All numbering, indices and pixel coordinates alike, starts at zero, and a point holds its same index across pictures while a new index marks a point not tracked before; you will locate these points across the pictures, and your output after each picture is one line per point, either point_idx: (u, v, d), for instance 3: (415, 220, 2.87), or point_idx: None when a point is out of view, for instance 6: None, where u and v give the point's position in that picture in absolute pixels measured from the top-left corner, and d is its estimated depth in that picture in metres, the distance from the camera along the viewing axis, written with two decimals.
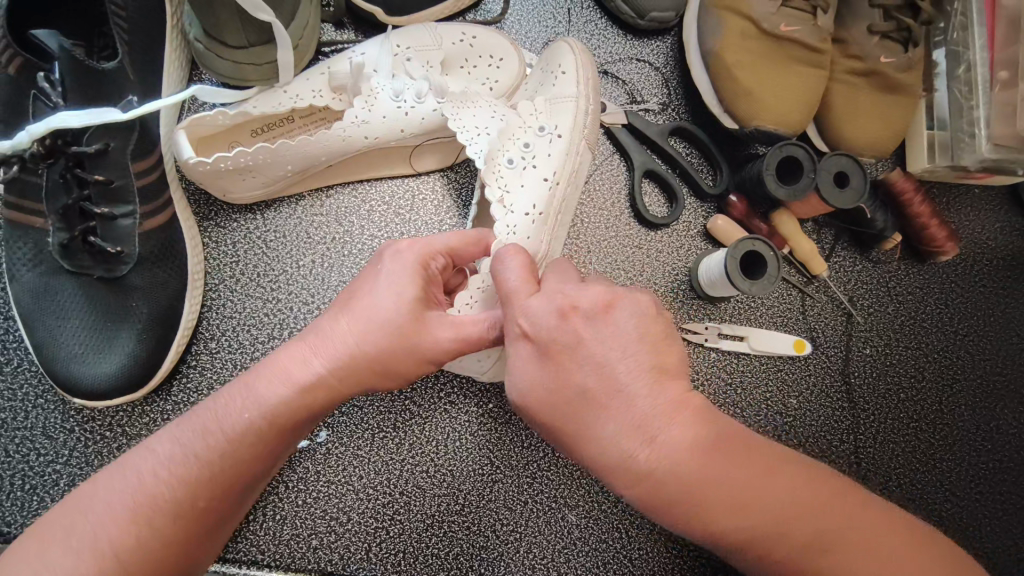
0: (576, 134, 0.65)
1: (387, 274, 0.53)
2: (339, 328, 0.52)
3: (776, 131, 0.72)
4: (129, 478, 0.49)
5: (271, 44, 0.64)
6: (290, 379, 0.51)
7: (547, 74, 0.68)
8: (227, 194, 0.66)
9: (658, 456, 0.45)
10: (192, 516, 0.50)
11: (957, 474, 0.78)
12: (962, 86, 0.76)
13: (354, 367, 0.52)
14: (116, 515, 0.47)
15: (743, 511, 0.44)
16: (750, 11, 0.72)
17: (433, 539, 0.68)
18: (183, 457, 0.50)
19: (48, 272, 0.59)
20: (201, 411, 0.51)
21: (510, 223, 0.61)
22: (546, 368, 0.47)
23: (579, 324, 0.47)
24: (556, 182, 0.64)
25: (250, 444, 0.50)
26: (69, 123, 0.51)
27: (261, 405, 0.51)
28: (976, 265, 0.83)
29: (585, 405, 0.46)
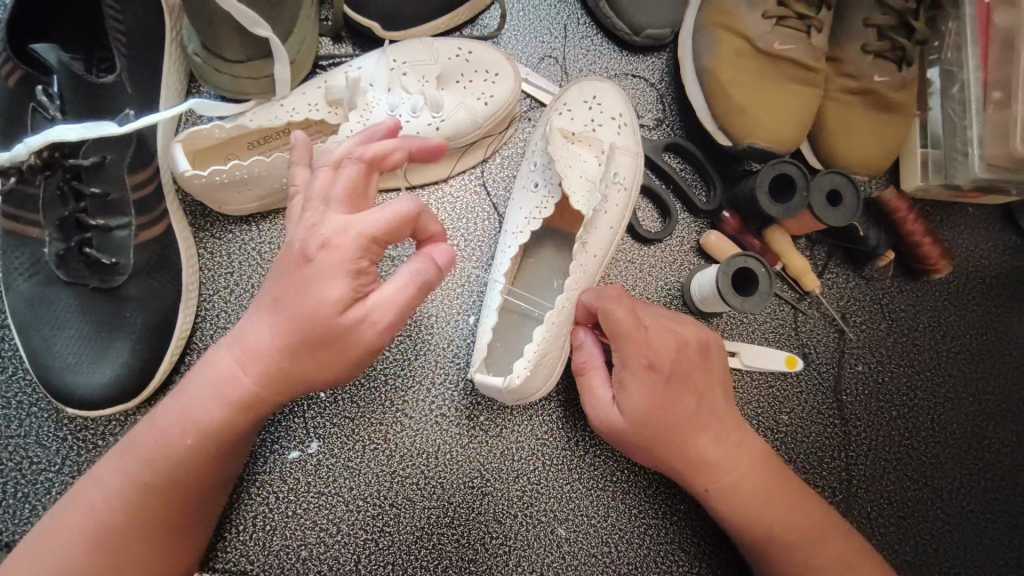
0: (636, 186, 0.69)
1: (296, 252, 0.49)
2: (248, 325, 0.52)
3: (769, 149, 0.72)
4: (85, 502, 0.51)
5: (268, 59, 0.64)
6: (217, 389, 0.51)
7: (602, 116, 0.69)
8: (223, 206, 0.66)
9: (727, 458, 0.61)
10: (150, 533, 0.52)
11: (949, 493, 0.78)
12: (955, 106, 0.76)
13: (273, 377, 0.51)
14: (75, 539, 0.50)
15: (777, 507, 0.60)
16: (744, 29, 0.73)
17: (422, 551, 0.68)
18: (129, 484, 0.51)
19: (43, 282, 0.59)
20: (144, 435, 0.52)
21: (582, 266, 0.64)
22: (669, 393, 0.60)
23: (690, 358, 0.62)
24: (617, 230, 0.68)
25: (193, 461, 0.52)
26: (66, 136, 0.52)
27: (192, 420, 0.51)
28: (969, 283, 0.83)
29: (688, 421, 0.60)
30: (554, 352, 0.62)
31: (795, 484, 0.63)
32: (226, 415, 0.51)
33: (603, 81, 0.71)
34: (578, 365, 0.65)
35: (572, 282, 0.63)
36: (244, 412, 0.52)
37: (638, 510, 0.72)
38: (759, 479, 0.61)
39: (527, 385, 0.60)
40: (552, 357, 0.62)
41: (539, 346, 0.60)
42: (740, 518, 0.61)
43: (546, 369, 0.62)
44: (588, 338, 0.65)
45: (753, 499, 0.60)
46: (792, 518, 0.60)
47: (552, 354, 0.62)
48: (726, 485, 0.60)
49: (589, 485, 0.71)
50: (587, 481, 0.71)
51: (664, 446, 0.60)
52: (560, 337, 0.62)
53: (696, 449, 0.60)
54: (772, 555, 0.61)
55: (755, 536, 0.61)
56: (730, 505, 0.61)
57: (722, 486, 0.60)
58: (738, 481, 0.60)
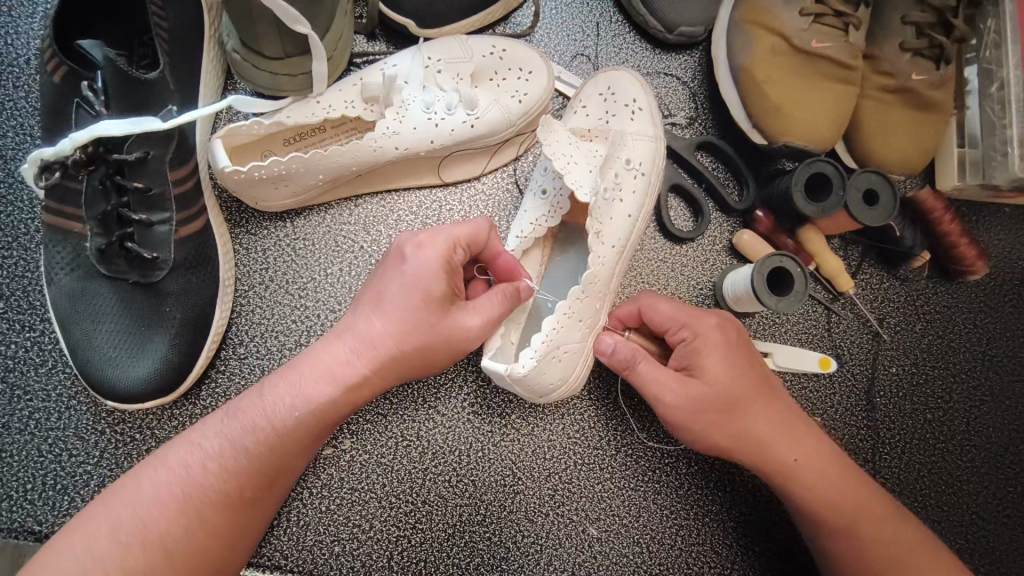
0: (655, 172, 0.67)
1: (399, 257, 0.58)
2: (361, 314, 0.57)
3: (805, 147, 0.71)
4: (176, 469, 0.53)
5: (306, 56, 0.65)
6: (333, 375, 0.55)
7: (615, 106, 0.68)
8: (259, 202, 0.67)
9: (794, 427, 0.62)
10: (241, 505, 0.54)
11: (984, 497, 0.77)
12: (994, 105, 0.75)
13: (385, 363, 0.56)
14: (165, 507, 0.51)
15: (833, 482, 0.61)
16: (780, 27, 0.72)
17: (455, 548, 0.68)
18: (230, 453, 0.53)
19: (85, 276, 0.60)
20: (248, 409, 0.55)
21: (599, 254, 0.62)
22: (731, 364, 0.60)
23: (738, 340, 0.62)
24: (637, 218, 0.66)
25: (300, 437, 0.54)
26: (111, 130, 0.53)
27: (309, 402, 0.54)
28: (1006, 286, 0.82)
29: (754, 392, 0.61)
30: (571, 343, 0.61)
31: (853, 468, 0.63)
32: (335, 394, 0.55)
33: (617, 70, 0.69)
34: (621, 364, 0.62)
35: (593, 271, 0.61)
36: (351, 394, 0.55)
37: (670, 511, 0.71)
38: (823, 456, 0.62)
39: (539, 375, 0.59)
40: (567, 349, 0.61)
41: (550, 335, 0.59)
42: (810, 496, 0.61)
43: (563, 361, 0.61)
44: (613, 341, 0.62)
45: (823, 478, 0.61)
46: (856, 487, 0.61)
47: (568, 346, 0.61)
48: (800, 463, 0.61)
49: (621, 485, 0.71)
50: (619, 481, 0.71)
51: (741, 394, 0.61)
52: (576, 328, 0.61)
53: (764, 422, 0.60)
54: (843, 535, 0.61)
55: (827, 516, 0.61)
56: (803, 482, 0.61)
57: (795, 467, 0.61)
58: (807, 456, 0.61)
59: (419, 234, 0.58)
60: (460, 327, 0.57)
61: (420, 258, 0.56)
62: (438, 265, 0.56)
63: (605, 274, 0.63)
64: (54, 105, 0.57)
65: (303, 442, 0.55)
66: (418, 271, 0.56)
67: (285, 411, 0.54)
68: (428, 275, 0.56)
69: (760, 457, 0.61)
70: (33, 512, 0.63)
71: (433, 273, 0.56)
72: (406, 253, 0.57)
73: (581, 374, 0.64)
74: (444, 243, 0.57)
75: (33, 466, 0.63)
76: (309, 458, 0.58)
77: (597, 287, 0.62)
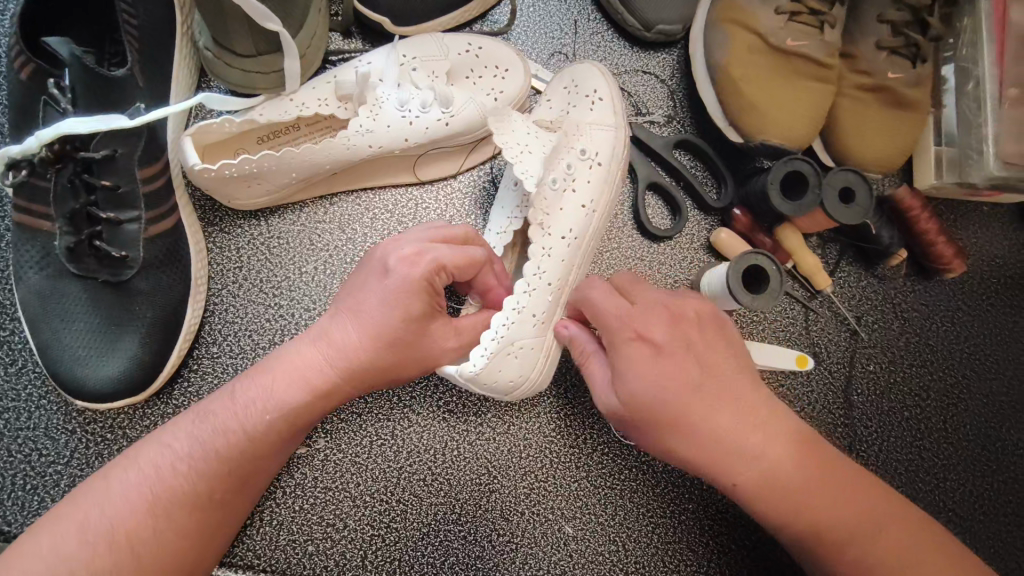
0: (616, 162, 0.65)
1: (381, 266, 0.57)
2: (336, 322, 0.57)
3: (782, 146, 0.71)
4: (144, 469, 0.52)
5: (279, 54, 0.64)
6: (307, 382, 0.55)
7: (577, 97, 0.67)
8: (232, 201, 0.66)
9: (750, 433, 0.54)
10: (211, 507, 0.54)
11: (961, 494, 0.77)
12: (970, 103, 0.75)
13: (360, 373, 0.56)
14: (133, 508, 0.51)
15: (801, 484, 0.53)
16: (756, 25, 0.72)
17: (430, 547, 0.68)
18: (199, 455, 0.53)
19: (54, 275, 0.60)
20: (218, 411, 0.55)
21: (545, 246, 0.62)
22: (669, 363, 0.54)
23: (689, 329, 0.56)
24: (594, 209, 0.64)
25: (272, 440, 0.55)
26: (76, 130, 0.52)
27: (282, 406, 0.54)
28: (983, 283, 0.82)
29: (687, 402, 0.53)
30: (527, 339, 0.61)
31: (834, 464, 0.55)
32: (307, 400, 0.55)
33: (584, 64, 0.69)
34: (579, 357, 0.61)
35: (533, 267, 0.61)
36: (320, 399, 0.56)
37: (646, 509, 0.71)
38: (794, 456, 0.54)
39: (491, 372, 0.59)
40: (523, 345, 0.61)
41: (500, 334, 0.59)
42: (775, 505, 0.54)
43: (520, 357, 0.61)
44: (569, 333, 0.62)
45: (786, 487, 0.53)
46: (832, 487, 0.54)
47: (523, 341, 0.60)
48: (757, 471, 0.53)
49: (596, 483, 0.71)
50: (594, 480, 0.71)
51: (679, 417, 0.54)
52: (529, 327, 0.61)
53: (715, 426, 0.53)
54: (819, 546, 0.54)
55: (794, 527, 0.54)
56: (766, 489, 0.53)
57: (756, 473, 0.53)
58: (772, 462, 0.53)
59: (403, 247, 0.57)
60: (436, 346, 0.58)
61: (402, 273, 0.56)
62: (421, 281, 0.56)
63: (555, 268, 0.62)
64: (23, 103, 0.57)
65: (274, 444, 0.55)
66: (399, 285, 0.55)
67: (258, 416, 0.54)
68: (410, 292, 0.55)
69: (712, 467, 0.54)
70: (3, 513, 0.62)
71: (416, 291, 0.55)
72: (388, 266, 0.57)
73: (545, 371, 0.63)
74: (431, 262, 0.56)
75: (3, 466, 0.63)
76: (281, 460, 0.59)
77: (545, 281, 0.61)
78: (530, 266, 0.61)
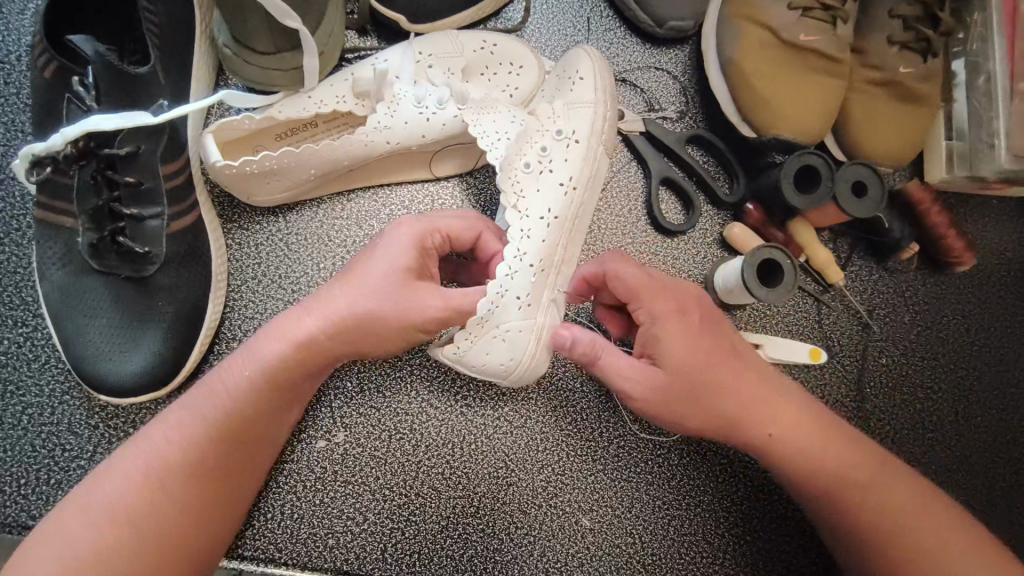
0: (594, 139, 0.65)
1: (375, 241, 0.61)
2: (321, 292, 0.59)
3: (794, 140, 0.72)
4: (144, 445, 0.55)
5: (298, 51, 0.65)
6: (286, 338, 0.57)
7: (562, 80, 0.68)
8: (251, 198, 0.67)
9: (769, 406, 0.61)
10: (204, 475, 0.55)
11: (974, 486, 0.78)
12: (981, 97, 0.75)
13: (343, 329, 0.57)
14: (131, 482, 0.53)
15: (820, 457, 0.61)
16: (768, 21, 0.73)
17: (448, 540, 0.69)
18: (192, 423, 0.55)
19: (78, 271, 0.60)
20: (211, 380, 0.57)
21: (524, 227, 0.62)
22: (697, 330, 0.59)
23: (703, 302, 0.61)
24: (572, 188, 0.64)
25: (254, 399, 0.56)
26: (101, 125, 0.53)
27: (261, 362, 0.56)
28: (994, 276, 0.82)
29: (713, 367, 0.59)
30: (513, 322, 0.61)
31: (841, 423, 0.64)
32: (285, 352, 0.57)
33: (574, 47, 0.69)
34: (585, 356, 0.61)
35: (512, 248, 0.61)
36: (300, 355, 0.57)
37: (662, 502, 0.72)
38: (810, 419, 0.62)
39: (476, 352, 0.60)
40: (510, 330, 0.60)
41: (484, 318, 0.59)
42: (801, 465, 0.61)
43: (508, 341, 0.61)
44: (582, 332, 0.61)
45: (801, 449, 0.61)
46: (846, 450, 0.62)
47: (510, 325, 0.60)
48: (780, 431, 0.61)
49: (613, 476, 0.71)
50: (610, 472, 0.71)
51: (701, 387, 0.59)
52: (514, 310, 0.60)
53: (733, 396, 0.60)
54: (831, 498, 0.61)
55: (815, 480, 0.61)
56: (789, 453, 0.61)
57: (770, 437, 0.61)
58: (790, 428, 0.61)
59: (396, 218, 0.61)
60: (424, 301, 0.57)
61: (392, 234, 0.58)
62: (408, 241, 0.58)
63: (535, 248, 0.62)
64: (46, 100, 0.58)
65: (257, 403, 0.56)
66: (386, 246, 0.58)
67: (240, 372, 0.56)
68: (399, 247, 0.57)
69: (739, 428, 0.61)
70: (27, 507, 0.63)
71: (405, 246, 0.58)
72: (382, 234, 0.60)
73: (538, 356, 0.62)
74: (419, 222, 0.59)
75: (26, 461, 0.64)
76: (270, 428, 0.59)
77: (526, 262, 0.61)
78: (510, 249, 0.61)
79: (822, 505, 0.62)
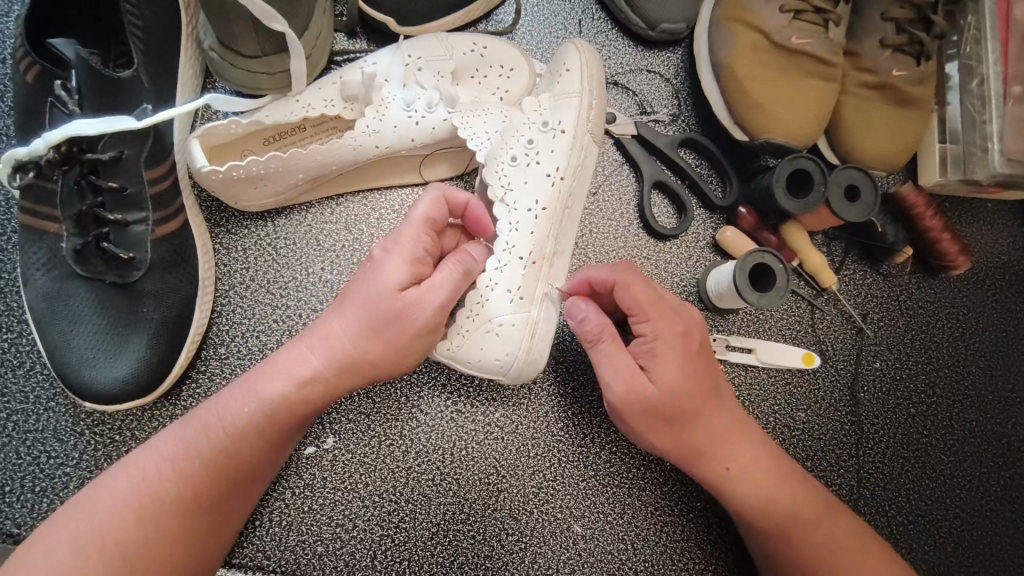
0: (581, 128, 0.65)
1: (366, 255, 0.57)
2: (323, 322, 0.56)
3: (787, 144, 0.71)
4: (135, 475, 0.52)
5: (285, 54, 0.64)
6: (292, 375, 0.54)
7: (552, 73, 0.68)
8: (238, 203, 0.66)
9: (734, 441, 0.61)
10: (198, 510, 0.53)
11: (967, 491, 0.78)
12: (975, 100, 0.75)
13: (346, 363, 0.54)
14: (120, 514, 0.51)
15: (778, 497, 0.61)
16: (761, 24, 0.72)
17: (439, 547, 0.68)
18: (186, 455, 0.53)
19: (62, 277, 0.60)
20: (207, 411, 0.55)
21: (512, 221, 0.62)
22: (691, 362, 0.59)
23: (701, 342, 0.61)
24: (560, 178, 0.64)
25: (253, 438, 0.54)
26: (83, 130, 0.52)
27: (263, 402, 0.54)
28: (988, 280, 0.82)
29: (697, 397, 0.59)
30: (504, 316, 0.61)
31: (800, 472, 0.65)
32: (291, 392, 0.54)
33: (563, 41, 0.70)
34: (590, 335, 0.60)
35: (501, 242, 0.61)
36: (305, 395, 0.55)
37: (654, 508, 0.71)
38: (770, 461, 0.63)
39: (470, 347, 0.61)
40: (503, 323, 0.61)
41: (476, 311, 0.61)
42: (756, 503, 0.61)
43: (502, 335, 0.61)
44: (587, 309, 0.60)
45: (760, 487, 0.61)
46: (803, 495, 0.62)
47: (504, 319, 0.61)
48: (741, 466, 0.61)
49: (605, 482, 0.71)
50: (602, 478, 0.71)
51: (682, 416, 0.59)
52: (505, 304, 0.61)
53: (705, 426, 0.60)
54: (778, 538, 0.61)
55: (767, 520, 0.61)
56: (743, 488, 0.61)
57: (732, 470, 0.61)
58: (751, 465, 0.62)
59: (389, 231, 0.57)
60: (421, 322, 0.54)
61: (387, 254, 0.55)
62: (403, 259, 0.55)
63: (524, 240, 0.62)
64: (28, 104, 0.57)
65: (258, 446, 0.54)
66: (382, 266, 0.55)
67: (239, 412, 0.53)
68: (393, 265, 0.55)
69: (702, 459, 0.61)
70: (11, 515, 0.62)
71: (404, 263, 0.55)
72: (375, 255, 0.56)
73: (532, 351, 0.62)
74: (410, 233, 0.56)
75: (10, 469, 0.63)
76: (267, 467, 0.57)
77: (516, 255, 0.61)
78: (499, 242, 0.61)
79: (770, 546, 0.62)
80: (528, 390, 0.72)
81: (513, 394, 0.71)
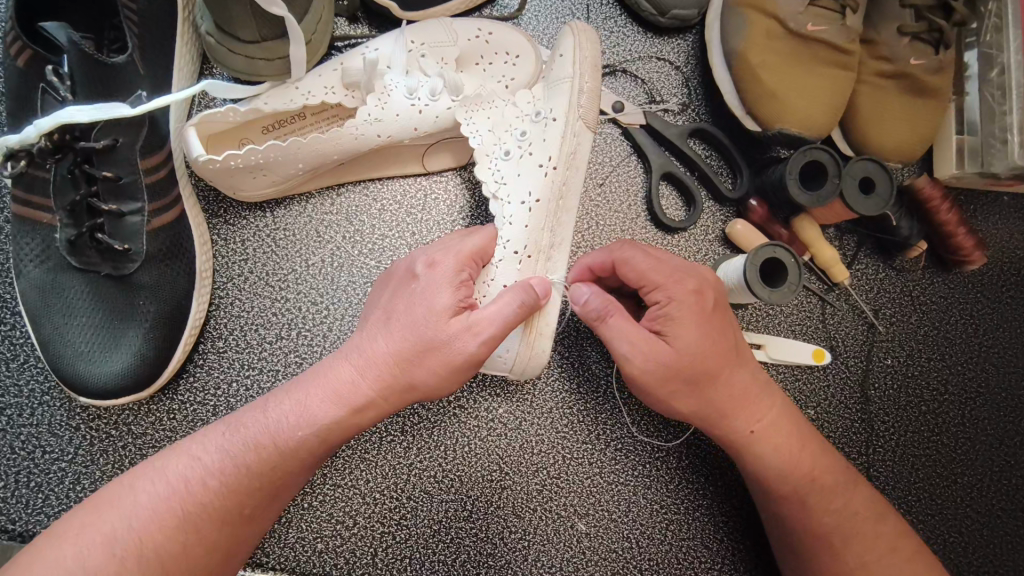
0: (572, 113, 0.62)
1: (402, 274, 0.57)
2: (367, 342, 0.54)
3: (801, 135, 0.69)
4: (174, 485, 0.50)
5: (284, 40, 0.63)
6: (339, 396, 0.53)
7: (553, 58, 0.65)
8: (237, 192, 0.65)
9: (763, 400, 0.61)
10: (239, 522, 0.52)
11: (979, 490, 0.76)
12: (994, 91, 0.73)
13: (394, 388, 0.53)
14: (158, 524, 0.49)
15: (807, 460, 0.61)
16: (775, 11, 0.70)
17: (441, 545, 0.67)
18: (230, 467, 0.52)
19: (55, 268, 0.58)
20: (251, 420, 0.53)
21: (505, 215, 0.60)
22: (721, 323, 0.58)
23: (725, 304, 0.60)
24: (553, 168, 0.61)
25: (303, 457, 0.53)
26: (76, 118, 0.50)
27: (315, 422, 0.52)
28: (1004, 275, 0.80)
29: (728, 359, 0.58)
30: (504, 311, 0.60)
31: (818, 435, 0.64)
32: (341, 412, 0.53)
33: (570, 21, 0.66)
34: (594, 316, 0.58)
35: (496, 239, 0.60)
36: (354, 416, 0.53)
37: (660, 506, 0.70)
38: (793, 426, 0.62)
39: None
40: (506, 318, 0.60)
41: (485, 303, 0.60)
42: (772, 468, 0.61)
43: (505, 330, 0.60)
44: (590, 290, 0.58)
45: (783, 446, 0.61)
46: (817, 458, 0.61)
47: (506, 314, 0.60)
48: (764, 427, 0.60)
49: (610, 479, 0.70)
50: (608, 475, 0.70)
51: (710, 381, 0.58)
52: None
53: (733, 386, 0.59)
54: (801, 509, 0.60)
55: (787, 482, 0.60)
56: (766, 450, 0.60)
57: (763, 427, 0.60)
58: (773, 424, 0.61)
59: (428, 250, 0.57)
60: (463, 345, 0.52)
61: (431, 275, 0.54)
62: (451, 279, 0.54)
63: (518, 235, 0.60)
64: (19, 90, 0.55)
65: (309, 461, 0.54)
66: (433, 285, 0.54)
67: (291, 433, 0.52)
68: (448, 285, 0.54)
69: (722, 420, 0.60)
70: (7, 510, 0.61)
71: (450, 284, 0.54)
72: (417, 271, 0.55)
73: (532, 348, 0.60)
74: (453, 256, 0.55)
75: (5, 464, 0.62)
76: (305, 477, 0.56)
77: (510, 250, 0.60)
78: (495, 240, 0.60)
79: (786, 509, 0.61)
80: (532, 385, 0.70)
81: (516, 390, 0.70)
